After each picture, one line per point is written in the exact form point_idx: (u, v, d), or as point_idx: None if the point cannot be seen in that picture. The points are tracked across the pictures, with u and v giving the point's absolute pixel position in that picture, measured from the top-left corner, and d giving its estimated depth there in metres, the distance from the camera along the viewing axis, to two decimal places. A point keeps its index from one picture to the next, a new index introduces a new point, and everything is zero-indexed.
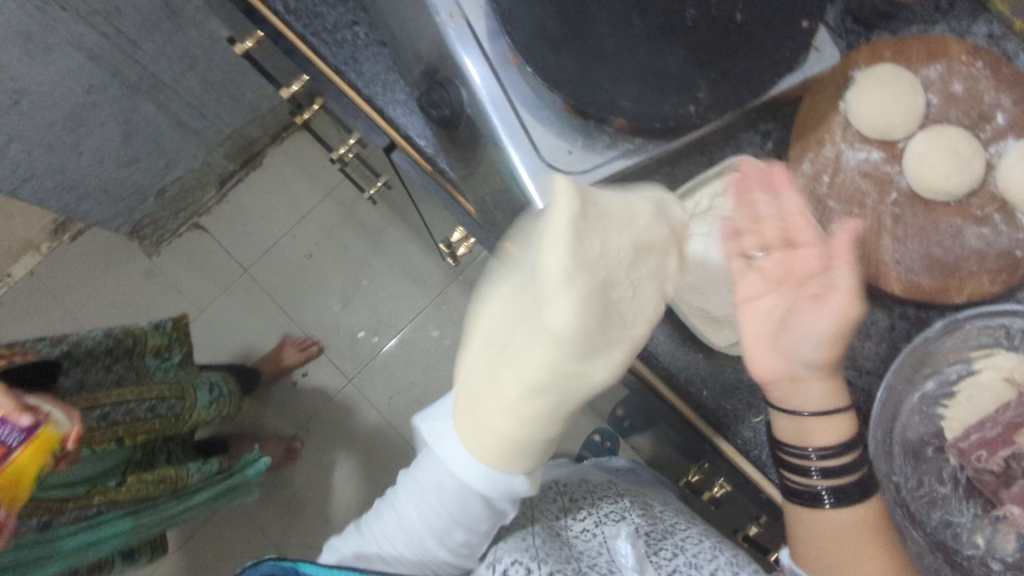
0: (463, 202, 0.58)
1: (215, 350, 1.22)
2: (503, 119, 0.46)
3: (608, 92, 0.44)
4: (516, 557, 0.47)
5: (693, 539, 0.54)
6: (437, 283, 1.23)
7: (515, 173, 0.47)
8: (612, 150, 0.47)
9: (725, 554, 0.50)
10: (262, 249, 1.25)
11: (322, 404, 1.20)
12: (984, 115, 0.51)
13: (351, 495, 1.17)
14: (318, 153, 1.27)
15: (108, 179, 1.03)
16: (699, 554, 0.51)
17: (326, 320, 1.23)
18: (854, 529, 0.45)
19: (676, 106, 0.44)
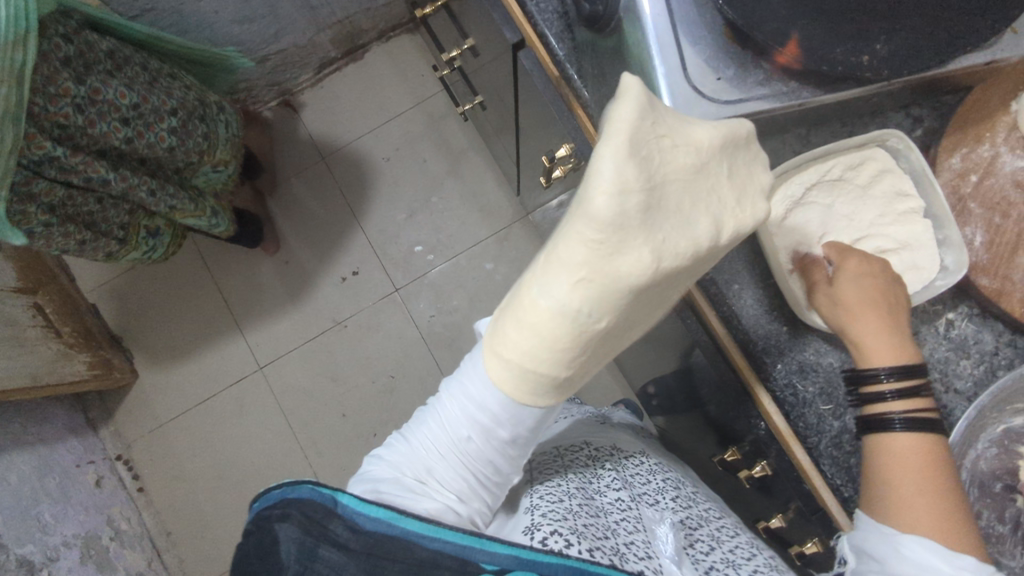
0: (578, 115, 0.54)
1: (276, 229, 1.24)
2: (658, 30, 0.43)
3: (781, 23, 0.41)
4: (555, 527, 0.44)
5: (727, 532, 0.53)
6: (503, 218, 1.22)
7: (656, 87, 0.44)
8: (762, 88, 0.44)
9: (746, 535, 0.53)
10: (343, 142, 1.26)
11: (364, 304, 1.21)
12: None
13: (371, 400, 1.18)
14: (419, 60, 1.27)
15: (219, 33, 1.04)
16: (720, 528, 0.53)
17: (387, 226, 1.23)
18: (918, 469, 0.39)
19: (851, 52, 0.41)
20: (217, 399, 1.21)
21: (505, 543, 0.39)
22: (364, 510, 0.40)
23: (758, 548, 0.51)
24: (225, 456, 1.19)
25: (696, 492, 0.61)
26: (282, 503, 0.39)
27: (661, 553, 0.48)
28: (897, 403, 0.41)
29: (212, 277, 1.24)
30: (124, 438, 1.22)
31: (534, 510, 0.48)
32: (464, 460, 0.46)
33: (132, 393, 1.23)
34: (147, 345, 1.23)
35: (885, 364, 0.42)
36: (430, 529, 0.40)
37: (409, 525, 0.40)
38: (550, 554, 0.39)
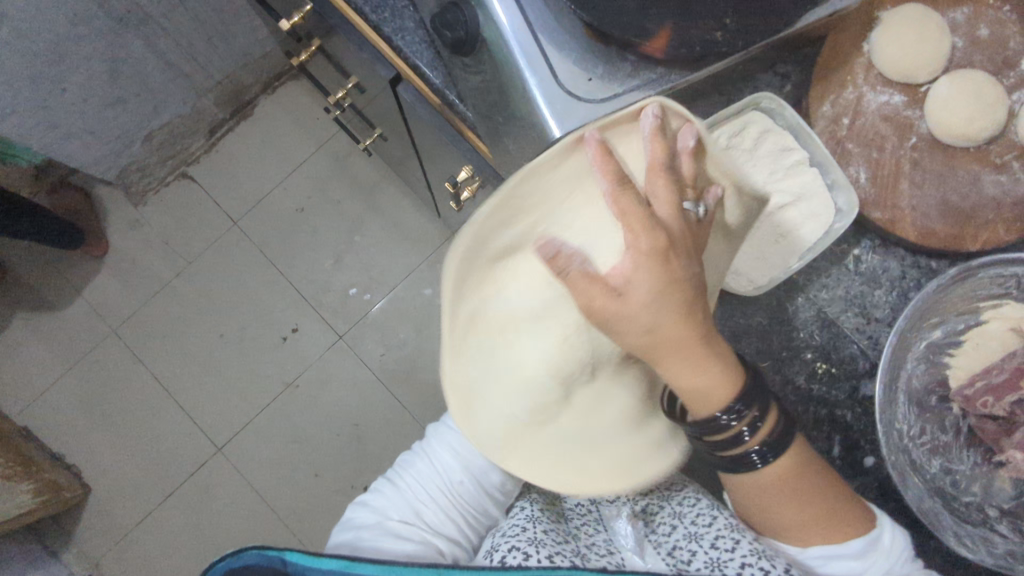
0: (469, 137, 0.55)
1: (204, 304, 1.20)
2: (523, 45, 0.43)
3: (635, 15, 0.42)
4: (513, 542, 0.46)
5: (689, 501, 0.53)
6: (431, 241, 1.21)
7: (533, 99, 0.44)
8: (634, 80, 0.45)
9: (707, 499, 0.52)
10: (251, 202, 1.23)
11: (311, 359, 1.18)
12: (1008, 61, 0.50)
13: (339, 454, 1.15)
14: (310, 104, 1.24)
15: (92, 119, 1.02)
16: (682, 501, 0.53)
17: (317, 276, 1.21)
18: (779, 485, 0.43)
19: (704, 32, 0.42)
20: (178, 493, 1.14)
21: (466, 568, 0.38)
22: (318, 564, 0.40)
23: (719, 508, 0.50)
24: (199, 551, 1.12)
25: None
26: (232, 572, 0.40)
27: (622, 546, 0.51)
28: (759, 423, 0.42)
29: (146, 368, 1.18)
30: (91, 554, 1.12)
31: (493, 552, 0.46)
32: (456, 504, 0.51)
33: (89, 506, 1.14)
34: (92, 455, 1.15)
35: (763, 405, 0.43)
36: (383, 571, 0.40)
37: (363, 570, 0.39)
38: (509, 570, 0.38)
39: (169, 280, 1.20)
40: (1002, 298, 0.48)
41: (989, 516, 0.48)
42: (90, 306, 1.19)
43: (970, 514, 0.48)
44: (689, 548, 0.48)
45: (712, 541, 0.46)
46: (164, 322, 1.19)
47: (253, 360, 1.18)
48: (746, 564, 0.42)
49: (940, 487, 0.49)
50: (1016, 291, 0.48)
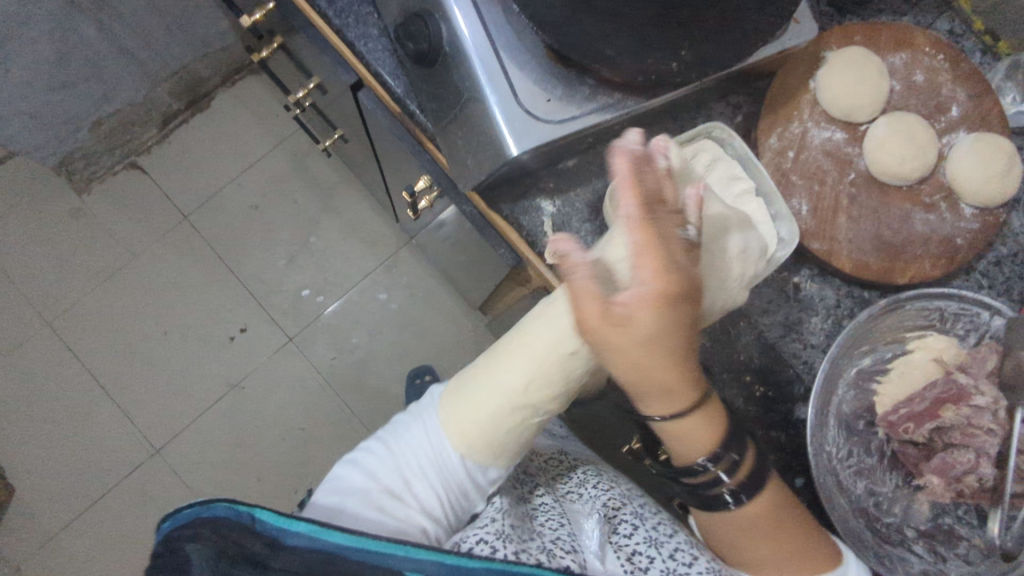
0: (429, 147, 0.55)
1: (148, 299, 1.16)
2: (484, 62, 0.44)
3: (594, 41, 0.43)
4: (481, 535, 0.47)
5: (649, 507, 0.57)
6: (388, 246, 1.21)
7: (492, 116, 0.45)
8: (591, 104, 0.46)
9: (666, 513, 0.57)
10: (204, 196, 1.19)
11: (259, 360, 1.16)
12: (940, 106, 0.54)
13: (282, 457, 1.13)
14: (270, 99, 1.22)
15: (36, 102, 0.98)
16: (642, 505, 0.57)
17: (268, 276, 1.18)
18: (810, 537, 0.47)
19: (660, 62, 0.44)
20: (109, 495, 1.10)
21: (433, 551, 0.39)
22: (286, 527, 0.39)
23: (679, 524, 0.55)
24: (129, 555, 1.07)
25: (600, 483, 0.60)
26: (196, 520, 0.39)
27: (587, 547, 0.50)
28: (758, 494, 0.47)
29: (82, 363, 1.13)
30: (10, 558, 1.06)
31: (462, 543, 0.47)
32: (442, 478, 0.49)
33: (11, 507, 1.08)
34: (18, 453, 1.10)
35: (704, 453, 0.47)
36: (353, 541, 0.39)
37: (332, 538, 0.39)
38: (474, 559, 0.40)
39: (112, 273, 1.16)
40: (926, 329, 0.52)
41: (907, 537, 0.51)
42: (23, 296, 1.14)
43: (890, 535, 0.51)
44: (648, 555, 0.50)
45: (672, 552, 0.49)
46: (104, 317, 1.15)
47: (198, 358, 1.15)
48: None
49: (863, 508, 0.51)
50: (939, 323, 0.52)
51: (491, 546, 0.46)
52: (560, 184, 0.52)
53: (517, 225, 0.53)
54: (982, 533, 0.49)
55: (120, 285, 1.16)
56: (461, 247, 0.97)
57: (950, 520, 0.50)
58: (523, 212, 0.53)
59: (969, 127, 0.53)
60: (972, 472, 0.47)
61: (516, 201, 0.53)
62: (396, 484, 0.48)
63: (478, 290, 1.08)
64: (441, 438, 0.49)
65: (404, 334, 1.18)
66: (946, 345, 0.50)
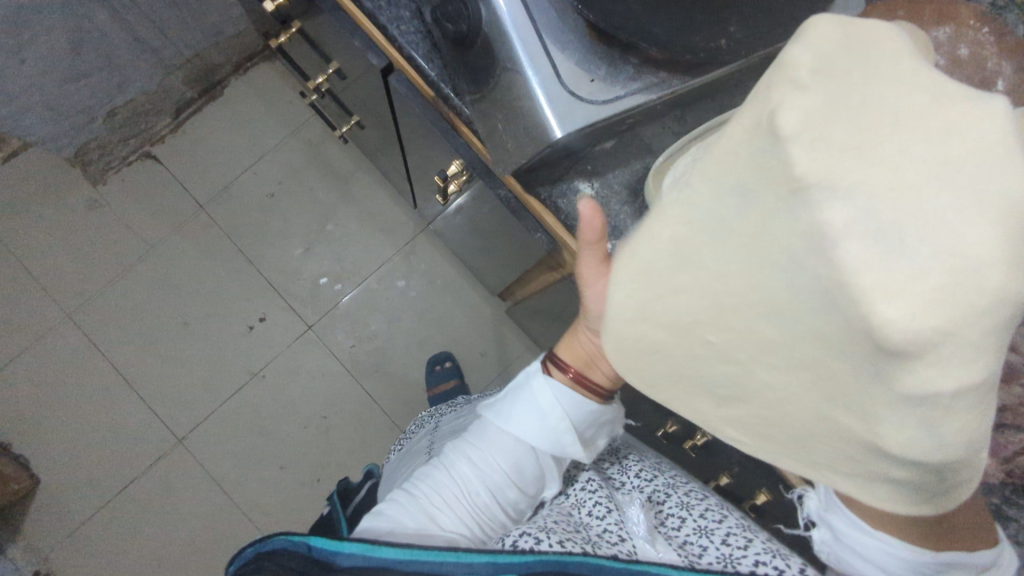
0: (463, 132, 0.54)
1: (166, 289, 1.16)
2: (526, 42, 0.43)
3: (640, 18, 0.42)
4: (525, 529, 0.47)
5: (695, 496, 0.56)
6: (405, 232, 1.20)
7: (535, 98, 0.44)
8: (635, 83, 0.45)
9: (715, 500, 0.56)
10: (219, 185, 1.18)
11: (279, 349, 1.15)
12: (986, 79, 0.52)
13: (305, 445, 1.13)
14: (283, 86, 1.20)
15: (50, 93, 0.97)
16: (688, 494, 0.56)
17: (286, 264, 1.18)
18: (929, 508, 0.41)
19: (707, 39, 0.43)
20: (134, 486, 1.10)
21: (483, 551, 0.40)
22: (339, 548, 0.40)
23: (727, 508, 0.54)
24: (156, 544, 1.08)
25: (644, 471, 0.60)
26: (260, 556, 0.40)
27: (634, 533, 0.50)
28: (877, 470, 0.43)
29: (103, 355, 1.13)
30: (38, 549, 1.07)
31: (507, 538, 0.47)
32: (470, 511, 0.49)
33: (37, 499, 1.08)
34: (42, 445, 1.10)
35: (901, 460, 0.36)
36: (404, 553, 0.40)
37: (383, 552, 0.40)
38: (522, 553, 0.40)
39: (130, 264, 1.16)
40: None
41: None
42: (41, 289, 1.13)
43: None
44: (700, 543, 0.49)
45: (724, 537, 0.48)
46: (123, 308, 1.15)
47: (218, 348, 1.15)
48: (761, 562, 0.44)
49: None
50: None
51: (535, 538, 0.46)
52: (599, 167, 0.52)
53: (555, 209, 0.52)
54: None
55: (139, 276, 1.15)
56: (482, 233, 0.96)
57: (998, 500, 0.49)
58: (561, 196, 0.52)
59: (1016, 102, 0.52)
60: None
61: (555, 185, 0.52)
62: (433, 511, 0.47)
63: (498, 276, 1.07)
64: (466, 466, 0.50)
65: (423, 321, 1.17)
66: None
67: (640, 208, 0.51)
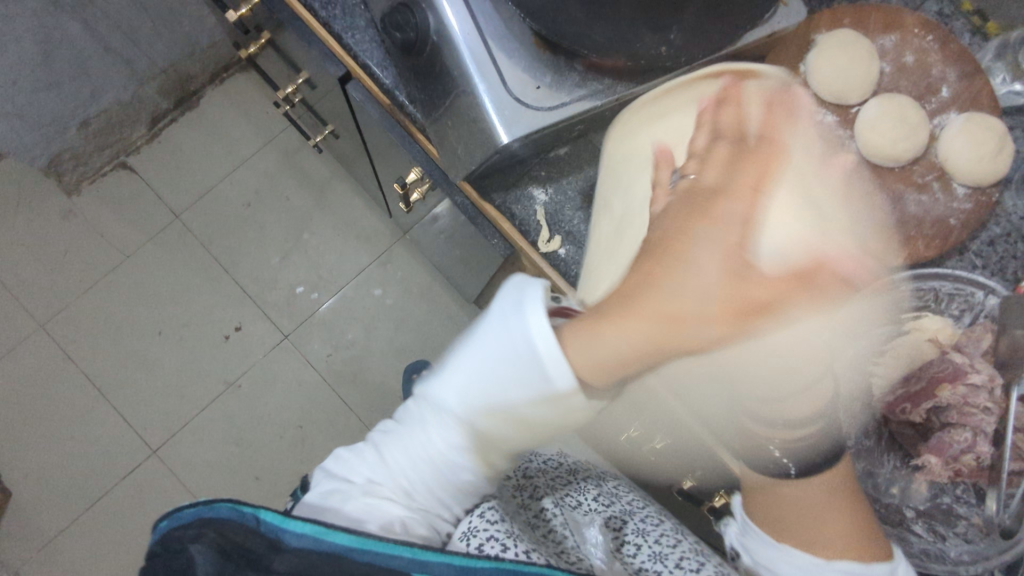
0: (420, 139, 0.54)
1: (141, 299, 1.15)
2: (473, 51, 0.44)
3: (582, 26, 0.42)
4: (491, 531, 0.48)
5: (652, 520, 0.57)
6: (383, 241, 1.20)
7: (482, 105, 0.44)
8: (581, 90, 0.46)
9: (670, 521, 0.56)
10: (195, 195, 1.19)
11: (255, 358, 1.15)
12: (931, 87, 0.53)
13: (282, 455, 1.12)
14: (260, 96, 1.21)
15: (22, 103, 0.97)
16: (645, 517, 0.57)
17: (262, 273, 1.18)
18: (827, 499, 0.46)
19: (650, 46, 0.43)
20: (107, 498, 1.09)
21: (443, 552, 0.40)
22: (290, 527, 0.40)
23: (682, 532, 0.55)
24: (128, 556, 1.07)
25: (600, 493, 0.61)
26: (200, 522, 0.40)
27: (592, 556, 0.52)
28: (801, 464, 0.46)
29: (77, 365, 1.13)
30: (9, 563, 1.05)
31: (471, 537, 0.48)
32: (435, 479, 0.45)
33: (9, 511, 1.07)
34: (15, 457, 1.09)
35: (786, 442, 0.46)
36: (357, 542, 0.40)
37: (336, 538, 0.40)
38: (484, 559, 0.40)
39: (104, 273, 1.15)
40: (923, 310, 0.52)
41: (906, 517, 0.51)
42: (14, 299, 1.13)
43: (889, 516, 0.51)
44: (654, 569, 0.50)
45: (678, 561, 0.49)
46: (98, 318, 1.14)
47: (193, 358, 1.15)
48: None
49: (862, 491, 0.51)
50: (934, 303, 0.51)
51: (502, 544, 0.47)
52: (552, 173, 0.52)
53: (509, 214, 0.53)
54: (980, 511, 0.49)
55: (114, 286, 1.15)
56: (455, 240, 0.96)
57: (949, 500, 0.50)
58: (515, 202, 0.52)
59: (960, 108, 0.53)
60: (969, 451, 0.47)
61: (508, 191, 0.52)
62: (388, 490, 0.45)
63: (473, 284, 1.07)
64: (444, 444, 0.44)
65: (400, 330, 1.18)
66: (942, 326, 0.51)
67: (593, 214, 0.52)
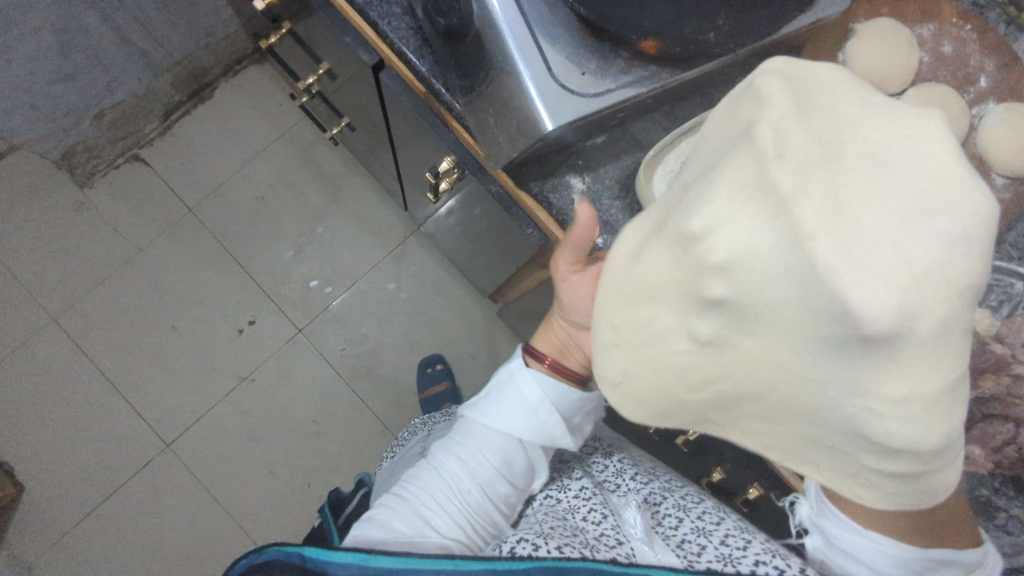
0: (455, 128, 0.54)
1: (154, 293, 1.15)
2: (518, 36, 0.43)
3: (630, 12, 0.42)
4: (522, 536, 0.47)
5: (691, 499, 0.56)
6: (397, 235, 1.20)
7: (527, 92, 0.44)
8: (625, 77, 0.45)
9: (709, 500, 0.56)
10: (208, 188, 1.18)
11: (269, 353, 1.15)
12: (969, 77, 0.53)
13: (296, 450, 1.12)
14: (273, 89, 1.20)
15: (38, 94, 0.97)
16: (683, 497, 0.56)
17: (275, 268, 1.17)
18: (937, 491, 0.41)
19: (697, 32, 0.43)
20: (121, 493, 1.09)
21: (480, 560, 0.39)
22: (334, 558, 0.40)
23: (723, 510, 0.54)
24: (143, 551, 1.07)
25: (637, 474, 0.60)
26: (254, 569, 0.40)
27: (632, 536, 0.50)
28: None
29: (89, 360, 1.12)
30: (23, 558, 1.05)
31: (504, 543, 0.47)
32: (462, 509, 0.49)
33: (22, 506, 1.07)
34: (27, 452, 1.09)
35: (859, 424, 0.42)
36: (399, 562, 0.40)
37: (379, 561, 0.40)
38: (522, 560, 0.39)
39: (117, 267, 1.14)
40: None
41: None
42: (26, 293, 1.12)
43: None
44: (698, 542, 0.48)
45: (723, 537, 0.47)
46: (111, 312, 1.13)
47: (207, 352, 1.14)
48: (762, 562, 0.43)
49: None
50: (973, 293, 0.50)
51: (534, 544, 0.45)
52: (590, 161, 0.52)
53: (547, 204, 0.52)
54: (1021, 503, 0.49)
55: (127, 280, 1.14)
56: (473, 234, 0.96)
57: (987, 491, 0.50)
58: (553, 191, 0.52)
59: (998, 97, 0.53)
60: (1013, 443, 0.47)
61: (546, 180, 0.52)
62: (422, 513, 0.48)
63: (489, 278, 1.07)
64: (456, 466, 0.50)
65: (414, 324, 1.17)
66: (982, 317, 0.49)
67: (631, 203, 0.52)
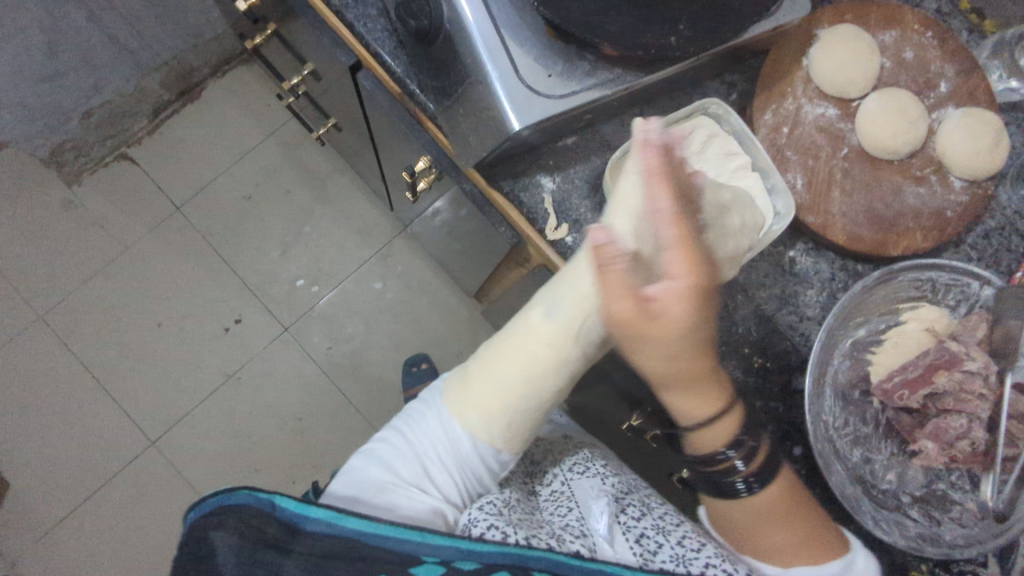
0: (429, 127, 0.55)
1: (141, 290, 1.15)
2: (486, 39, 0.45)
3: (593, 16, 0.43)
4: (491, 521, 0.47)
5: (654, 501, 0.58)
6: (383, 235, 1.21)
7: (494, 93, 0.45)
8: (591, 79, 0.47)
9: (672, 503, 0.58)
10: (196, 187, 1.19)
11: (254, 351, 1.15)
12: (929, 82, 0.55)
13: (280, 447, 1.13)
14: (262, 90, 1.21)
15: (26, 93, 0.98)
16: (647, 499, 0.58)
17: (262, 266, 1.18)
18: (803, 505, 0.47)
19: (658, 36, 0.44)
20: (105, 489, 1.09)
21: (450, 535, 0.40)
22: (308, 512, 0.41)
23: (683, 515, 0.56)
24: (126, 547, 1.07)
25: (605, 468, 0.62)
26: (219, 510, 0.40)
27: (596, 531, 0.51)
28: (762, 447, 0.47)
29: (75, 357, 1.13)
30: (7, 553, 1.05)
31: (472, 527, 0.47)
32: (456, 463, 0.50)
33: (7, 502, 1.07)
34: (12, 448, 1.09)
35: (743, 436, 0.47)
36: (372, 524, 0.41)
37: (352, 521, 0.41)
38: (487, 543, 0.40)
39: (104, 265, 1.15)
40: (920, 301, 0.53)
41: (902, 502, 0.52)
42: (13, 290, 1.13)
43: (886, 500, 0.52)
44: (657, 541, 0.50)
45: (679, 539, 0.50)
46: (97, 310, 1.14)
47: (193, 350, 1.15)
48: (713, 564, 0.46)
49: (861, 475, 0.53)
50: (931, 293, 0.53)
51: (503, 531, 0.46)
52: (559, 161, 0.53)
53: (518, 202, 0.53)
54: (975, 497, 0.50)
55: (114, 278, 1.15)
56: (456, 234, 0.97)
57: (944, 486, 0.51)
58: (523, 189, 0.53)
59: (957, 102, 0.54)
60: (965, 437, 0.48)
61: (516, 178, 0.53)
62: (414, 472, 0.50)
63: (473, 278, 1.08)
64: (457, 424, 0.49)
65: (399, 323, 1.18)
66: (938, 316, 0.52)
67: (599, 202, 0.53)
